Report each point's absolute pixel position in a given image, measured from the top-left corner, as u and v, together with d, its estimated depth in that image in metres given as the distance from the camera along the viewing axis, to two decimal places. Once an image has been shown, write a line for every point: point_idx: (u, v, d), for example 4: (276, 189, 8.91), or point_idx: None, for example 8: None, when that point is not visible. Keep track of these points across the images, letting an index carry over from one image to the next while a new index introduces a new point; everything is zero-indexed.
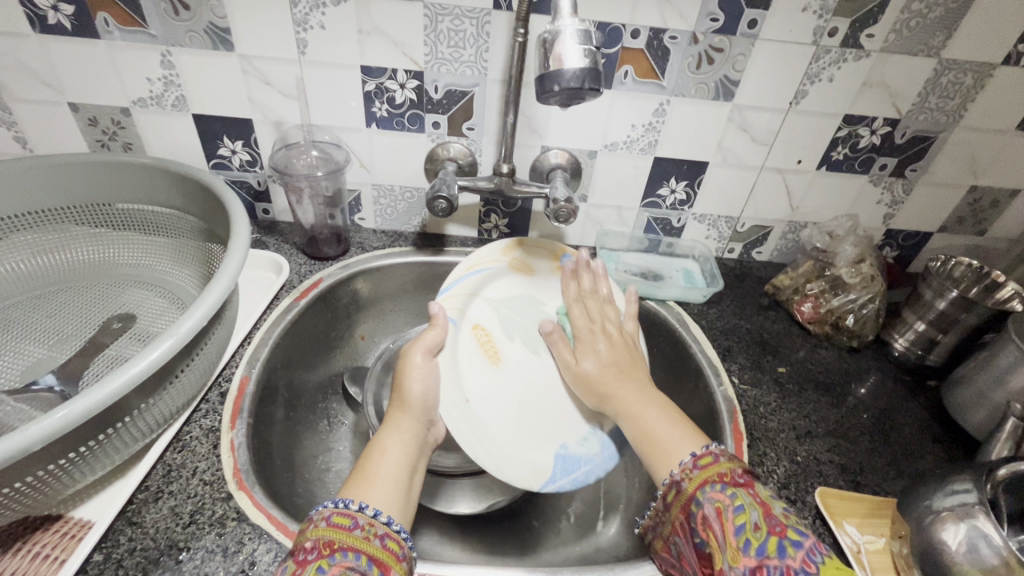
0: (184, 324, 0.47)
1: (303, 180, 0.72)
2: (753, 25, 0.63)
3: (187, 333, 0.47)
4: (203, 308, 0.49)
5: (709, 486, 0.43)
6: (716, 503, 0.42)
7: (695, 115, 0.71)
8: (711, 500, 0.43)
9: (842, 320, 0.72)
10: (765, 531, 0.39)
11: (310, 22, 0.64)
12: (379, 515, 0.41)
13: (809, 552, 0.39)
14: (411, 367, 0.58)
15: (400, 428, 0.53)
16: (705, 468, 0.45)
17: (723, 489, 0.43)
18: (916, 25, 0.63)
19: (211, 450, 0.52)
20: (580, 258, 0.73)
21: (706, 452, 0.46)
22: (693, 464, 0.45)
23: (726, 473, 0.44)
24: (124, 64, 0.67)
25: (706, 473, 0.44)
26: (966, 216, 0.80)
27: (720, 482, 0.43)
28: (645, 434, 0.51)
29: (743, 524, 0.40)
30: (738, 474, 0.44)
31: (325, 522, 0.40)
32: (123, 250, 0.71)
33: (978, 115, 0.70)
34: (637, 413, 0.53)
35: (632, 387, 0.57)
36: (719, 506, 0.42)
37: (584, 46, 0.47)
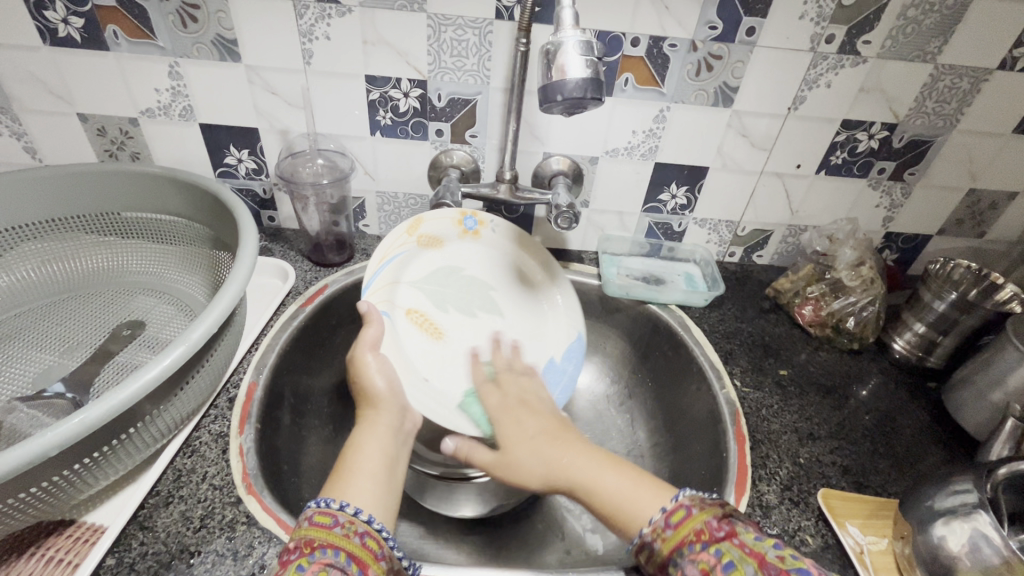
0: (195, 331, 0.48)
1: (309, 188, 0.73)
2: (751, 32, 0.64)
3: (197, 340, 0.48)
4: (213, 315, 0.50)
5: (687, 547, 0.40)
6: (700, 566, 0.38)
7: (694, 121, 0.71)
8: (693, 562, 0.39)
9: (842, 323, 0.73)
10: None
11: (316, 33, 0.65)
12: (360, 513, 0.41)
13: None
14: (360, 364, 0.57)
15: (374, 424, 0.51)
16: (680, 525, 0.41)
17: (703, 549, 0.39)
18: (912, 32, 0.64)
19: (220, 455, 0.53)
20: (479, 218, 0.75)
21: (676, 506, 0.42)
22: (664, 523, 0.42)
23: (702, 529, 0.40)
24: (134, 75, 0.69)
25: (681, 533, 0.41)
26: (966, 218, 0.80)
27: (698, 540, 0.40)
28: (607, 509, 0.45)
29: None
30: (716, 526, 0.40)
31: (308, 521, 0.40)
32: (130, 258, 0.72)
33: (975, 118, 0.70)
34: (594, 480, 0.47)
35: (566, 446, 0.51)
36: (704, 568, 0.38)
37: (586, 57, 0.48)
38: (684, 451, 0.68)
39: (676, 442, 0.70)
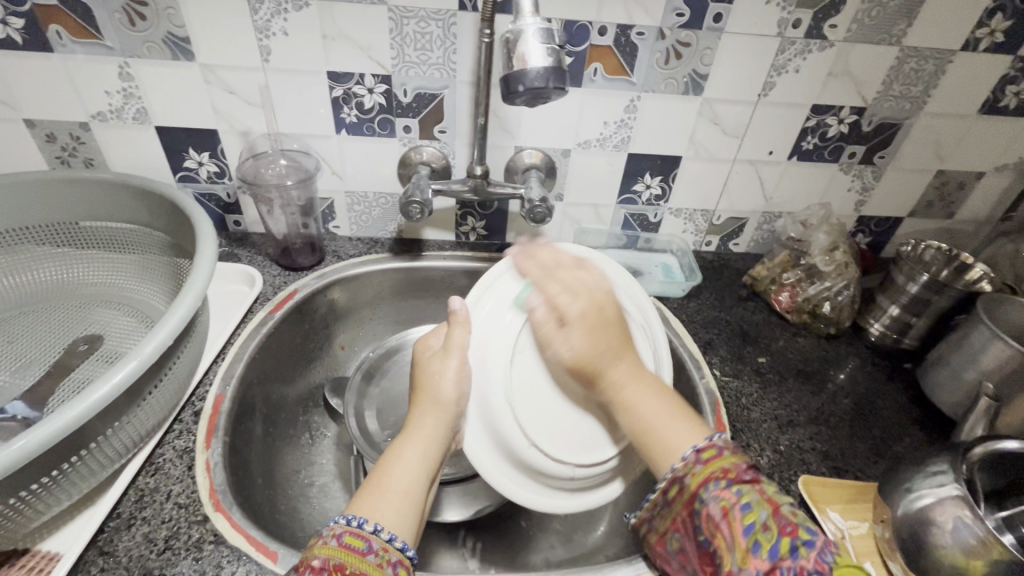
0: (148, 345, 0.46)
1: (273, 191, 0.70)
2: (719, 18, 0.64)
3: (151, 354, 0.46)
4: (167, 326, 0.48)
5: (713, 483, 0.41)
6: (722, 503, 0.40)
7: (666, 111, 0.71)
8: (715, 499, 0.41)
9: (819, 308, 0.73)
10: (774, 531, 0.38)
11: (273, 29, 0.63)
12: (394, 540, 0.41)
13: (823, 551, 0.36)
14: (444, 358, 0.52)
15: (424, 433, 0.49)
16: (709, 462, 0.43)
17: (727, 487, 0.41)
18: (877, 15, 0.64)
19: (185, 472, 0.51)
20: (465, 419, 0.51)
21: (709, 444, 0.44)
22: (696, 458, 0.43)
23: (730, 469, 0.42)
24: (81, 78, 0.65)
25: (709, 469, 0.42)
26: (935, 199, 0.81)
27: (724, 478, 0.41)
28: (641, 426, 0.47)
29: (752, 523, 0.38)
30: (743, 470, 0.42)
31: (336, 541, 0.39)
32: (88, 270, 0.69)
33: (941, 101, 0.71)
34: (632, 401, 0.48)
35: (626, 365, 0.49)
36: (724, 505, 0.40)
37: (546, 45, 0.47)
38: None
39: None
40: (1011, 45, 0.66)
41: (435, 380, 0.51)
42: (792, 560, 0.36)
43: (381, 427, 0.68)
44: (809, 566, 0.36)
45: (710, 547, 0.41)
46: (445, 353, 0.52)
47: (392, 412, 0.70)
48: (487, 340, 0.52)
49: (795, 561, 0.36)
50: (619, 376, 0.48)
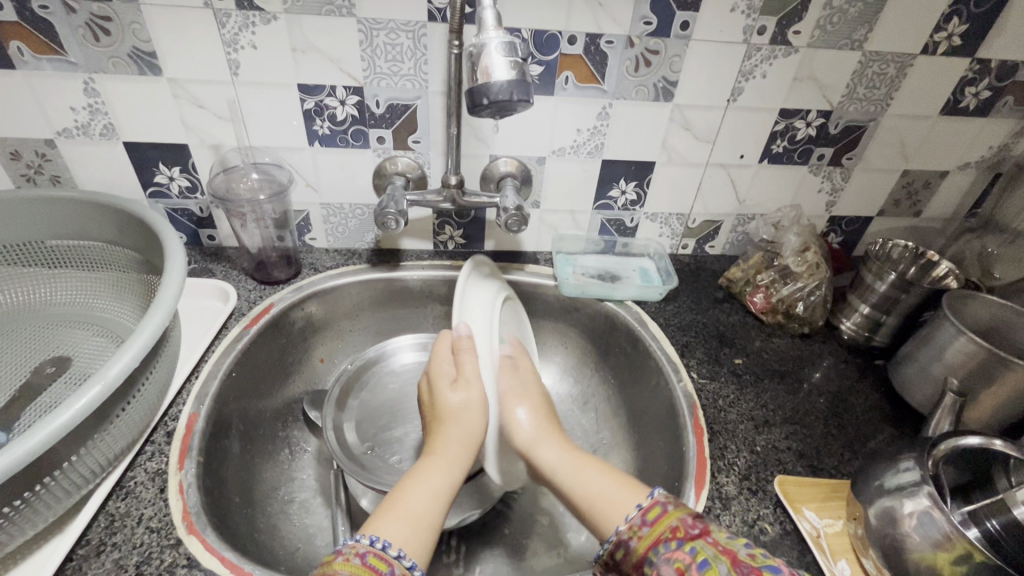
0: (112, 369, 0.45)
1: (245, 205, 0.69)
2: (685, 26, 0.65)
3: (115, 377, 0.45)
4: (133, 348, 0.47)
5: (662, 545, 0.39)
6: (676, 564, 0.37)
7: (638, 117, 0.72)
8: (668, 561, 0.38)
9: (792, 308, 0.74)
10: None
11: (241, 42, 0.62)
12: (412, 565, 0.40)
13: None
14: (461, 382, 0.54)
15: (442, 462, 0.49)
16: (655, 523, 0.41)
17: (678, 547, 0.38)
18: (838, 21, 0.65)
19: (157, 495, 0.50)
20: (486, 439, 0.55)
21: (652, 503, 0.43)
22: (641, 520, 0.42)
23: (678, 527, 0.40)
24: (45, 94, 0.64)
25: (657, 530, 0.41)
26: (902, 198, 0.83)
27: (674, 538, 0.39)
28: (591, 496, 0.47)
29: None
30: (691, 524, 0.40)
31: (359, 559, 0.38)
32: (54, 289, 0.67)
33: (903, 103, 0.73)
34: (577, 475, 0.49)
35: (560, 444, 0.53)
36: (679, 567, 0.37)
37: (510, 58, 0.47)
38: (648, 446, 0.67)
39: (640, 438, 0.70)
40: (969, 48, 0.68)
41: (459, 409, 0.52)
42: None
43: (361, 442, 0.67)
44: None
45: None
46: (461, 380, 0.54)
47: (372, 424, 0.70)
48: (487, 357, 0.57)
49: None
50: (552, 451, 0.52)
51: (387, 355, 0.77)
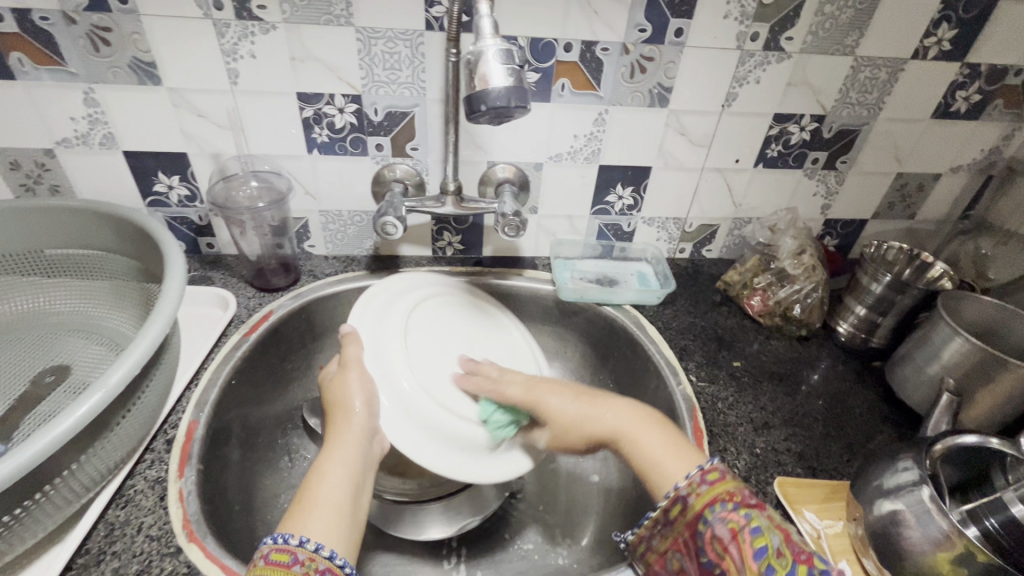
0: (112, 376, 0.46)
1: (244, 213, 0.70)
2: (680, 33, 0.66)
3: (116, 385, 0.45)
4: (133, 356, 0.48)
5: (718, 505, 0.42)
6: (730, 524, 0.41)
7: (634, 123, 0.72)
8: (722, 520, 0.41)
9: (789, 311, 0.74)
10: (787, 558, 0.39)
11: (240, 51, 0.63)
12: (321, 549, 0.40)
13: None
14: (344, 374, 0.56)
15: (342, 447, 0.50)
16: (714, 483, 0.44)
17: (734, 509, 0.42)
18: (830, 27, 0.66)
19: (157, 502, 0.50)
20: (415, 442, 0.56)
21: (713, 466, 0.45)
22: (700, 479, 0.45)
23: (734, 493, 0.43)
24: (45, 104, 0.65)
25: (714, 490, 0.43)
26: (896, 201, 0.84)
27: (730, 501, 0.42)
28: (646, 463, 0.50)
29: (764, 546, 0.39)
30: (748, 494, 0.43)
31: (263, 560, 0.39)
32: (53, 298, 0.67)
33: (895, 107, 0.74)
34: (638, 436, 0.52)
35: (616, 409, 0.55)
36: (733, 527, 0.41)
37: (507, 66, 0.48)
38: None
39: None
40: (959, 52, 0.69)
41: (347, 401, 0.53)
42: None
43: None
44: None
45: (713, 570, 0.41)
46: (343, 370, 0.56)
47: None
48: (378, 352, 0.59)
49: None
50: (615, 413, 0.54)
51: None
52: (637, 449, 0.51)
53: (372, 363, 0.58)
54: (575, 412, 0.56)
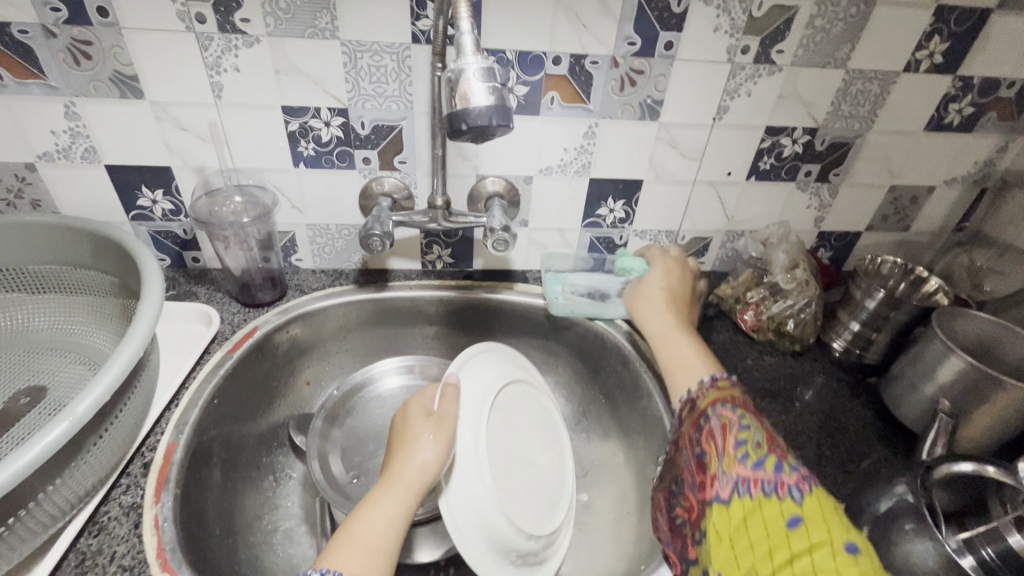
0: (80, 404, 0.44)
1: (228, 229, 0.69)
2: (669, 46, 0.65)
3: (84, 413, 0.44)
4: (103, 382, 0.46)
5: (719, 405, 0.53)
6: (723, 420, 0.51)
7: (624, 136, 0.72)
8: (718, 416, 0.52)
9: (782, 326, 0.73)
10: (764, 450, 0.48)
11: (224, 65, 0.62)
12: None
13: (805, 474, 0.46)
14: (436, 425, 0.52)
15: (398, 490, 0.48)
16: (721, 387, 0.55)
17: (732, 409, 0.52)
18: (821, 40, 0.66)
19: (131, 530, 0.48)
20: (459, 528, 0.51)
21: (725, 377, 0.56)
22: (711, 386, 0.56)
23: (736, 398, 0.53)
24: (26, 118, 0.63)
25: (719, 394, 0.54)
26: (890, 214, 0.83)
27: (731, 404, 0.53)
28: (670, 361, 0.62)
29: (746, 439, 0.49)
30: (748, 405, 0.53)
31: None
32: (31, 316, 0.65)
33: (888, 119, 0.73)
34: (671, 340, 0.64)
35: (676, 316, 0.67)
36: (725, 422, 0.51)
37: (489, 84, 0.47)
38: None
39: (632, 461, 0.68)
40: (951, 65, 0.68)
41: (421, 453, 0.50)
42: (773, 472, 0.46)
43: (346, 469, 0.65)
44: (790, 481, 0.45)
45: (702, 454, 0.51)
46: (436, 420, 0.53)
47: (358, 452, 0.68)
48: (468, 414, 0.55)
49: (776, 472, 0.46)
50: (666, 316, 0.67)
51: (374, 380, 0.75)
52: (667, 348, 0.63)
53: (462, 426, 0.54)
54: (654, 296, 0.70)
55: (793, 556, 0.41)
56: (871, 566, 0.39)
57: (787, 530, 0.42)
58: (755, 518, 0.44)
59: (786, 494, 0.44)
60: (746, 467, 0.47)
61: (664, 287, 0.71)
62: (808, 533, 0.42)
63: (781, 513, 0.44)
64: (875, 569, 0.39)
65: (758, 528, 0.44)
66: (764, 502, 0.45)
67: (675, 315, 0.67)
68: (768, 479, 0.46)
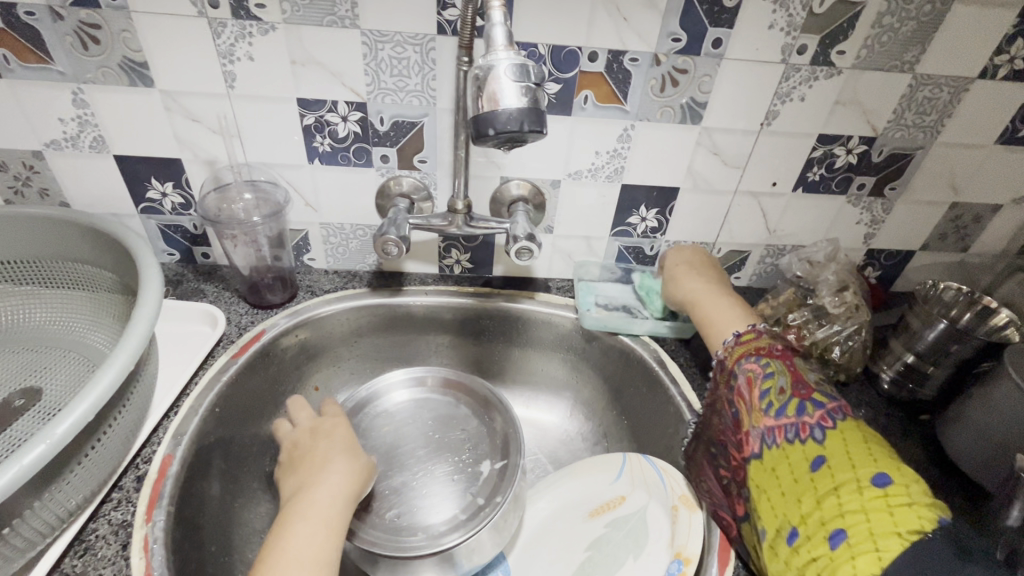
0: (60, 426, 0.40)
1: (238, 226, 0.65)
2: (718, 44, 0.59)
3: (63, 435, 0.40)
4: (87, 400, 0.42)
5: (745, 359, 0.55)
6: (749, 373, 0.54)
7: (662, 141, 0.66)
8: (745, 371, 0.55)
9: (827, 353, 0.67)
10: (789, 395, 0.50)
11: (237, 53, 0.58)
12: None
13: (829, 412, 0.48)
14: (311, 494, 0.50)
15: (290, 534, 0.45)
16: (745, 342, 0.58)
17: (756, 361, 0.55)
18: (887, 41, 0.59)
19: (119, 552, 0.45)
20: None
21: (749, 330, 0.59)
22: (734, 342, 0.58)
23: (763, 349, 0.56)
24: (32, 104, 0.61)
25: (744, 349, 0.57)
26: (949, 233, 0.76)
27: (756, 356, 0.55)
28: (704, 318, 0.64)
29: (770, 388, 0.52)
30: (776, 350, 0.56)
31: None
32: (32, 310, 0.63)
33: (956, 131, 0.66)
34: (701, 301, 0.66)
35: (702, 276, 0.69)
36: (750, 375, 0.54)
37: (521, 83, 0.43)
38: None
39: None
40: None
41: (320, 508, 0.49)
42: (796, 415, 0.49)
43: None
44: (812, 420, 0.48)
45: (736, 412, 0.54)
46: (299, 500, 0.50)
47: None
48: None
49: (798, 416, 0.48)
50: (694, 281, 0.68)
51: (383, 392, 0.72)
52: (700, 307, 0.65)
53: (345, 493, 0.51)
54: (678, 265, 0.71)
55: (820, 497, 0.42)
56: (898, 494, 0.39)
57: (813, 472, 0.44)
58: (785, 465, 0.47)
59: (808, 436, 0.47)
60: (771, 417, 0.50)
61: (690, 257, 0.72)
62: (833, 471, 0.43)
63: (806, 456, 0.46)
64: (903, 497, 0.39)
65: (787, 473, 0.46)
66: (790, 448, 0.47)
67: (707, 272, 0.69)
68: (792, 424, 0.48)
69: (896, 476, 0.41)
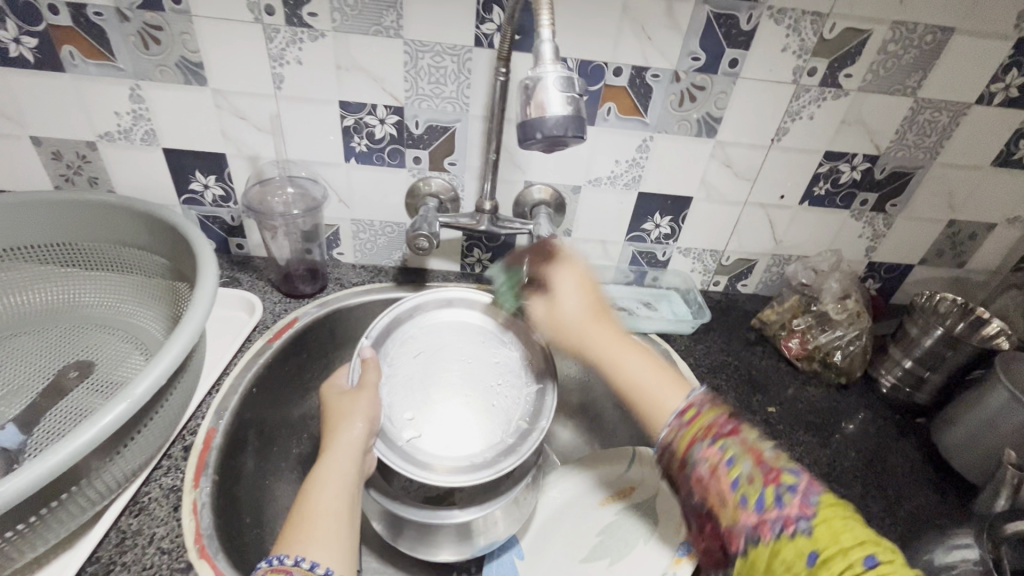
0: (139, 386, 0.45)
1: (279, 219, 0.69)
2: (734, 64, 0.64)
3: (141, 395, 0.44)
4: (161, 363, 0.47)
5: (699, 445, 0.47)
6: (710, 462, 0.45)
7: (678, 152, 0.70)
8: (704, 459, 0.46)
9: (829, 357, 0.71)
10: (759, 481, 0.42)
11: (287, 57, 0.63)
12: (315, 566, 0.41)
13: (804, 493, 0.41)
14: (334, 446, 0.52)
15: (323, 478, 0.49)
16: (692, 423, 0.48)
17: (711, 444, 0.46)
18: (892, 66, 0.64)
19: (170, 513, 0.49)
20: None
21: (689, 406, 0.50)
22: (680, 423, 0.49)
23: (711, 426, 0.47)
24: (92, 97, 0.65)
25: (694, 430, 0.48)
26: (946, 248, 0.80)
27: (708, 437, 0.46)
28: (631, 386, 0.57)
29: (738, 477, 0.43)
30: (723, 423, 0.47)
31: None
32: (83, 291, 0.67)
33: (954, 152, 0.71)
34: (621, 363, 0.59)
35: (598, 324, 0.64)
36: (712, 464, 0.45)
37: (567, 93, 0.47)
38: None
39: None
40: None
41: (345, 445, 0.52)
42: (775, 508, 0.41)
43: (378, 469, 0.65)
44: (794, 512, 0.40)
45: (701, 504, 0.45)
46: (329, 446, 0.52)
47: None
48: None
49: (776, 506, 0.41)
50: (599, 335, 0.62)
51: (417, 321, 0.71)
52: (618, 367, 0.59)
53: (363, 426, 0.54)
54: (561, 309, 0.65)
55: None
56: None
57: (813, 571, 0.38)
58: (780, 566, 0.39)
59: (795, 530, 0.39)
60: (750, 511, 0.42)
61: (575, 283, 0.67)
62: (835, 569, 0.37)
63: (799, 552, 0.39)
64: None
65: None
66: (780, 547, 0.40)
67: (588, 304, 0.65)
68: (773, 518, 0.41)
69: (889, 554, 0.37)
